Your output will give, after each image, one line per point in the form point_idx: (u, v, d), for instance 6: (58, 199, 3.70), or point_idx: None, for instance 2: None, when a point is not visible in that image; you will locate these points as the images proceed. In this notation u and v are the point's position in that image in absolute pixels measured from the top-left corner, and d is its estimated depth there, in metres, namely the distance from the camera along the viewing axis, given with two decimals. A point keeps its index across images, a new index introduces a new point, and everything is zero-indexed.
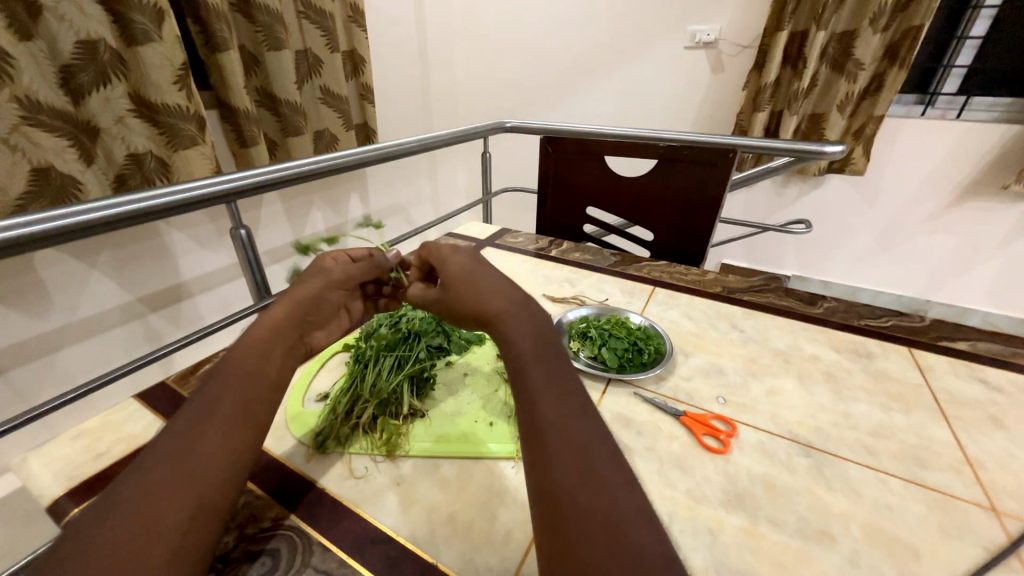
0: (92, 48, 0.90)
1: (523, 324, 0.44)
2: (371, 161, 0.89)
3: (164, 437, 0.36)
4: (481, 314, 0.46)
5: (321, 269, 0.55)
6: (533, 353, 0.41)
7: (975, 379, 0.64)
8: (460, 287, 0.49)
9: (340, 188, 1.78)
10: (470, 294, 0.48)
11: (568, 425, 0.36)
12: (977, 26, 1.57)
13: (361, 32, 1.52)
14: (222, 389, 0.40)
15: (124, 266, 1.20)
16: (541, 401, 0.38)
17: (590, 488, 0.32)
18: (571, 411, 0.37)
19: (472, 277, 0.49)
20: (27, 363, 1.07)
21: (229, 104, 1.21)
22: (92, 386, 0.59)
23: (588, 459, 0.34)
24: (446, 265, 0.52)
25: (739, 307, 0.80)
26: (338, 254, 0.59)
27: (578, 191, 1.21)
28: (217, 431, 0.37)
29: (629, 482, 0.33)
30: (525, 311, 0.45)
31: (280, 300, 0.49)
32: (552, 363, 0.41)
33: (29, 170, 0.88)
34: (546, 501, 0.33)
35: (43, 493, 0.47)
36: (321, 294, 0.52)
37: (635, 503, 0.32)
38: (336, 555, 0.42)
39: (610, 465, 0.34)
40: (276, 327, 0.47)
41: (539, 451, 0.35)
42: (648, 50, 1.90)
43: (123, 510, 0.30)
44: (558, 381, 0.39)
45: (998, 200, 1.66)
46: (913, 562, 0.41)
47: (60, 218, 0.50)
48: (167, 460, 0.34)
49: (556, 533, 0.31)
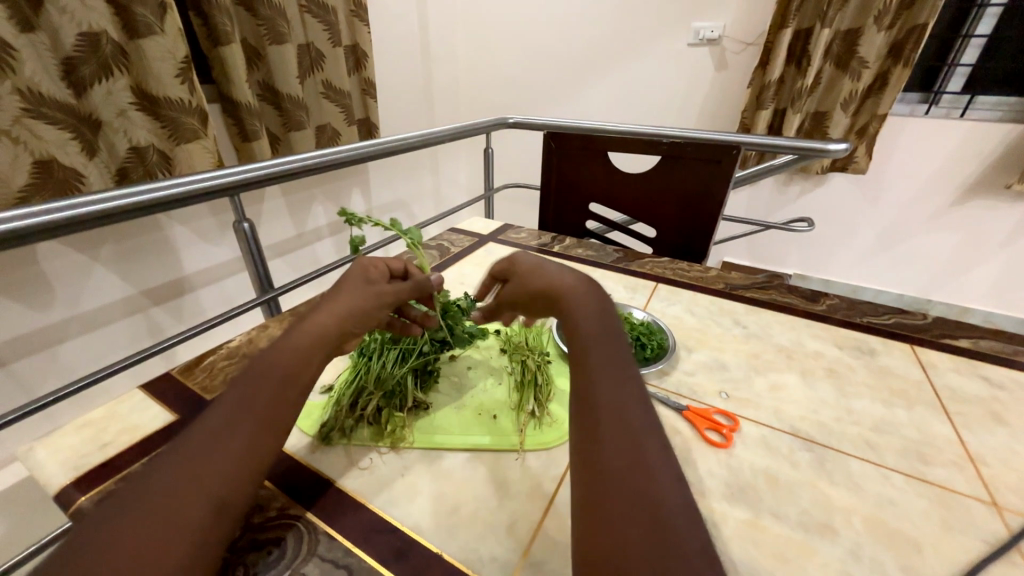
0: (94, 41, 0.90)
1: (587, 307, 0.46)
2: (375, 156, 0.88)
3: (203, 425, 0.37)
4: (554, 292, 0.50)
5: (371, 285, 0.53)
6: (592, 339, 0.43)
7: (977, 376, 0.64)
8: (529, 269, 0.55)
9: (342, 182, 1.78)
10: (537, 275, 0.53)
11: (621, 412, 0.37)
12: (982, 24, 1.56)
13: (364, 27, 1.52)
14: (263, 380, 0.41)
15: (127, 259, 1.20)
16: (600, 386, 0.39)
17: (636, 474, 0.33)
18: (627, 400, 0.38)
19: (545, 266, 0.54)
20: (31, 355, 1.08)
21: (232, 98, 1.21)
22: (96, 377, 0.59)
23: (637, 448, 0.35)
24: (515, 257, 0.59)
25: (742, 304, 0.80)
26: (381, 264, 0.58)
27: (581, 188, 1.20)
28: (249, 430, 0.37)
29: (678, 477, 0.34)
30: (592, 292, 0.49)
31: (327, 308, 0.48)
32: (613, 350, 0.42)
33: (32, 161, 0.88)
34: (586, 482, 0.34)
35: (49, 482, 0.47)
36: (370, 313, 0.52)
37: (681, 495, 0.33)
38: (342, 544, 0.42)
39: (661, 458, 0.34)
40: (326, 338, 0.46)
41: (589, 431, 0.36)
42: (651, 46, 1.90)
43: (148, 499, 0.32)
44: (617, 371, 0.40)
45: (1000, 199, 1.66)
46: (914, 555, 0.42)
47: (66, 210, 0.51)
48: (205, 455, 0.35)
49: (591, 509, 0.32)
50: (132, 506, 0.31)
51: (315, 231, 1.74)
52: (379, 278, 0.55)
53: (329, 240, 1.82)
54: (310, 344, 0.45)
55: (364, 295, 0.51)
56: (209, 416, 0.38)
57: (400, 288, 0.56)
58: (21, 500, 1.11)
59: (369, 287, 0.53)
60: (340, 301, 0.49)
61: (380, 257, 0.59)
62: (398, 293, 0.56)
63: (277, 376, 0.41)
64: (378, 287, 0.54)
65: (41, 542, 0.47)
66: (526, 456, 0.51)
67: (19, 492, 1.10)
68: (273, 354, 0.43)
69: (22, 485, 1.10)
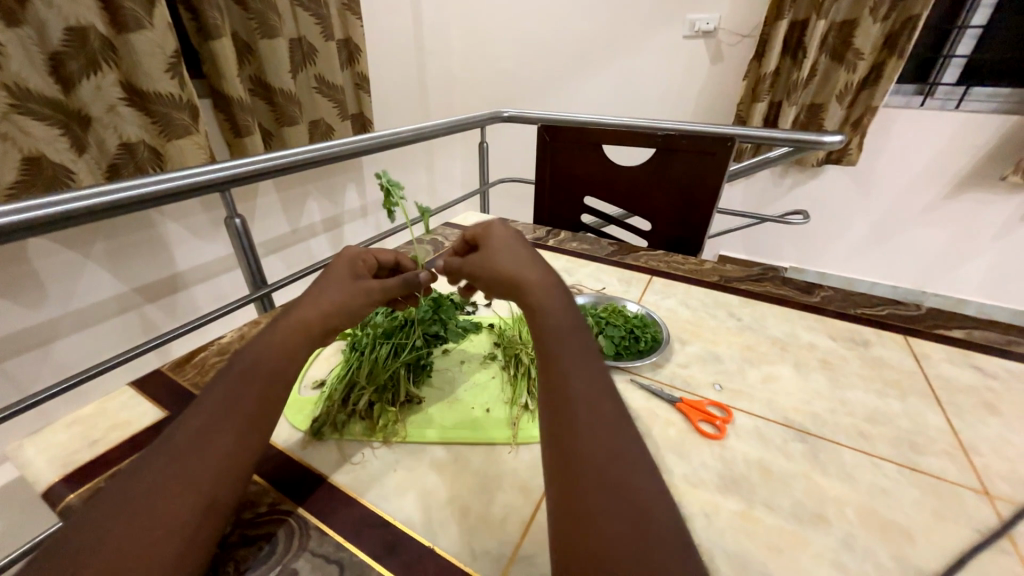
0: (82, 35, 0.88)
1: (538, 293, 0.44)
2: (369, 150, 0.87)
3: (196, 420, 0.37)
4: (514, 287, 0.46)
5: (356, 280, 0.52)
6: (555, 329, 0.42)
7: (970, 366, 0.64)
8: (498, 249, 0.50)
9: (335, 177, 1.77)
10: (506, 262, 0.48)
11: (592, 405, 0.37)
12: (978, 15, 1.56)
13: (356, 20, 1.50)
14: (250, 378, 0.40)
15: (119, 256, 1.19)
16: (570, 382, 0.38)
17: (615, 467, 0.33)
18: (598, 393, 0.38)
19: (517, 256, 0.49)
20: (21, 355, 1.07)
21: (223, 93, 1.19)
22: (84, 375, 0.58)
23: (612, 442, 0.35)
24: (490, 232, 0.53)
25: (736, 295, 0.80)
26: (369, 256, 0.58)
27: (576, 181, 1.20)
28: (238, 430, 0.37)
29: (647, 465, 0.34)
30: (548, 280, 0.46)
31: (311, 302, 0.47)
32: (580, 342, 0.41)
33: (19, 158, 0.87)
34: (560, 481, 0.33)
35: (37, 479, 0.47)
36: (357, 307, 0.50)
37: (654, 483, 0.33)
38: (334, 539, 0.42)
39: (633, 448, 0.35)
40: (306, 330, 0.45)
41: (560, 427, 0.36)
42: (645, 38, 1.89)
43: (136, 502, 0.31)
44: (584, 363, 0.40)
45: (994, 191, 1.66)
46: (906, 544, 0.42)
47: (43, 207, 0.49)
48: (192, 455, 0.34)
49: (566, 507, 0.32)
50: (118, 509, 0.31)
51: (310, 227, 1.73)
52: (365, 274, 0.54)
53: (324, 236, 1.81)
54: (302, 340, 0.44)
55: (353, 291, 0.50)
56: (188, 417, 0.37)
57: (388, 283, 0.55)
58: (13, 498, 1.10)
59: (354, 282, 0.51)
60: (325, 294, 0.48)
61: (372, 249, 0.59)
62: (386, 288, 0.54)
63: (267, 372, 0.41)
64: (363, 281, 0.53)
65: (34, 539, 0.47)
66: (519, 450, 0.51)
67: (10, 491, 1.09)
68: (263, 348, 0.42)
69: (20, 482, 1.11)
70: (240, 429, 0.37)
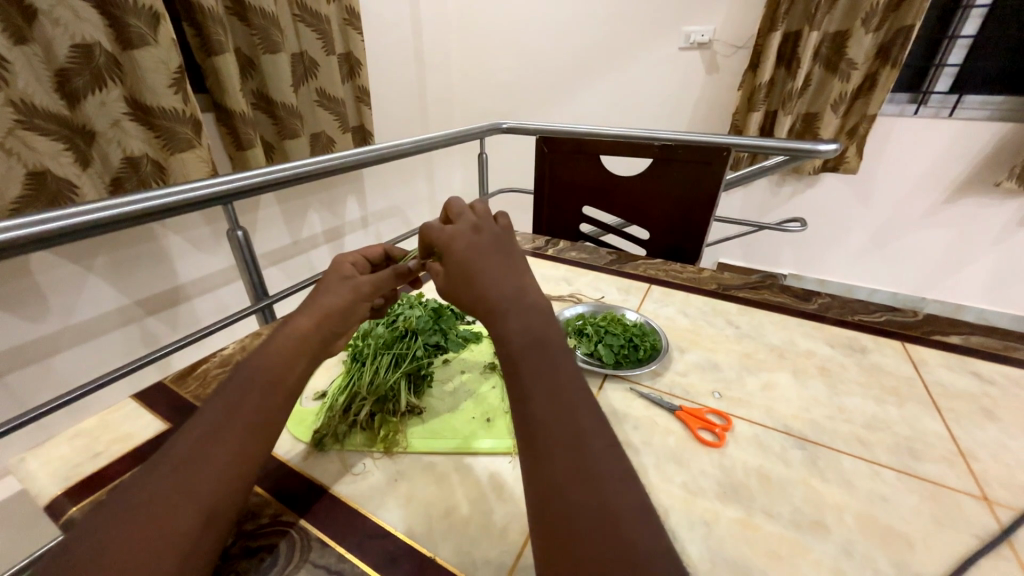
0: (87, 52, 0.90)
1: (495, 278, 0.40)
2: (368, 162, 0.87)
3: (188, 433, 0.37)
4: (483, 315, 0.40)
5: (347, 281, 0.52)
6: (536, 338, 0.37)
7: (967, 371, 0.65)
8: (462, 266, 0.42)
9: (336, 189, 1.79)
10: (478, 297, 0.40)
11: (570, 414, 0.34)
12: (968, 25, 1.58)
13: (357, 35, 1.53)
14: (247, 389, 0.41)
15: (122, 269, 1.20)
16: (545, 392, 0.35)
17: (590, 482, 0.31)
18: (579, 401, 0.34)
19: (479, 236, 0.44)
20: (24, 368, 1.07)
21: (225, 107, 1.21)
22: (87, 389, 0.59)
23: (590, 450, 0.32)
24: (456, 245, 0.43)
25: (734, 304, 0.81)
26: (359, 257, 0.58)
27: (574, 191, 1.21)
28: (225, 441, 0.37)
29: (629, 475, 0.32)
30: (505, 260, 0.43)
31: (306, 312, 0.48)
32: (555, 355, 0.37)
33: (25, 173, 0.88)
34: (540, 495, 0.31)
35: (40, 493, 0.47)
36: (353, 311, 0.52)
37: (634, 495, 0.31)
38: (334, 550, 0.42)
39: (611, 460, 0.32)
40: (304, 338, 0.46)
41: (536, 434, 0.33)
42: (642, 52, 1.92)
43: (120, 513, 0.31)
44: (561, 375, 0.36)
45: (990, 196, 1.67)
46: (906, 551, 0.42)
47: (34, 224, 0.49)
48: (176, 466, 0.34)
49: (544, 521, 0.30)
50: (104, 522, 0.31)
51: (311, 238, 1.75)
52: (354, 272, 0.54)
53: (325, 248, 1.82)
54: (296, 350, 0.45)
55: (346, 299, 0.51)
56: (184, 430, 0.37)
57: (378, 278, 0.55)
58: (11, 513, 1.09)
59: (345, 282, 0.52)
60: (321, 303, 0.49)
61: (360, 249, 0.60)
62: (378, 283, 0.54)
63: (263, 381, 0.41)
64: (354, 279, 0.53)
65: (35, 553, 0.47)
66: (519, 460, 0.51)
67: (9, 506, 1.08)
68: (257, 359, 0.43)
69: (21, 497, 1.10)
70: (225, 440, 0.36)
